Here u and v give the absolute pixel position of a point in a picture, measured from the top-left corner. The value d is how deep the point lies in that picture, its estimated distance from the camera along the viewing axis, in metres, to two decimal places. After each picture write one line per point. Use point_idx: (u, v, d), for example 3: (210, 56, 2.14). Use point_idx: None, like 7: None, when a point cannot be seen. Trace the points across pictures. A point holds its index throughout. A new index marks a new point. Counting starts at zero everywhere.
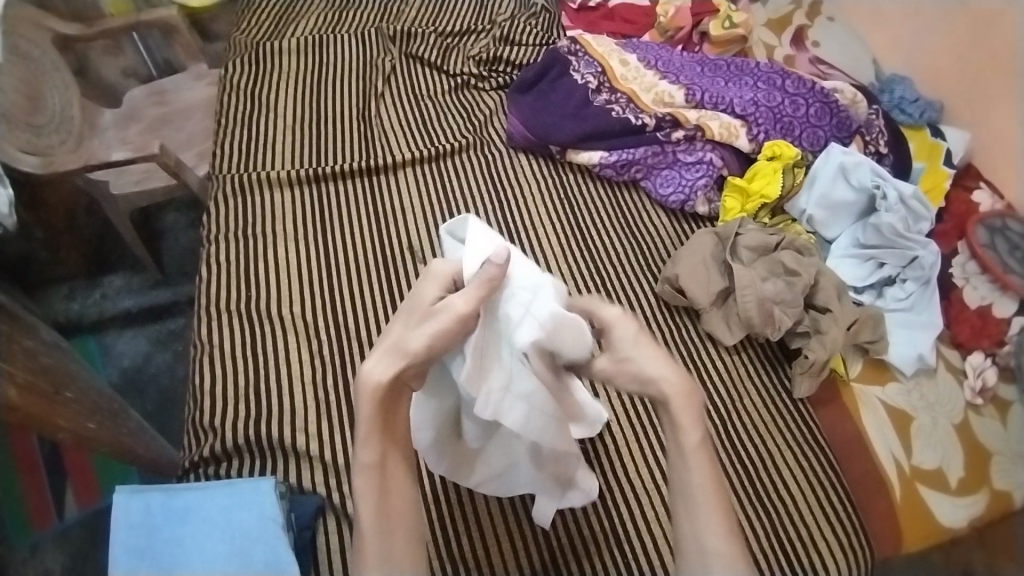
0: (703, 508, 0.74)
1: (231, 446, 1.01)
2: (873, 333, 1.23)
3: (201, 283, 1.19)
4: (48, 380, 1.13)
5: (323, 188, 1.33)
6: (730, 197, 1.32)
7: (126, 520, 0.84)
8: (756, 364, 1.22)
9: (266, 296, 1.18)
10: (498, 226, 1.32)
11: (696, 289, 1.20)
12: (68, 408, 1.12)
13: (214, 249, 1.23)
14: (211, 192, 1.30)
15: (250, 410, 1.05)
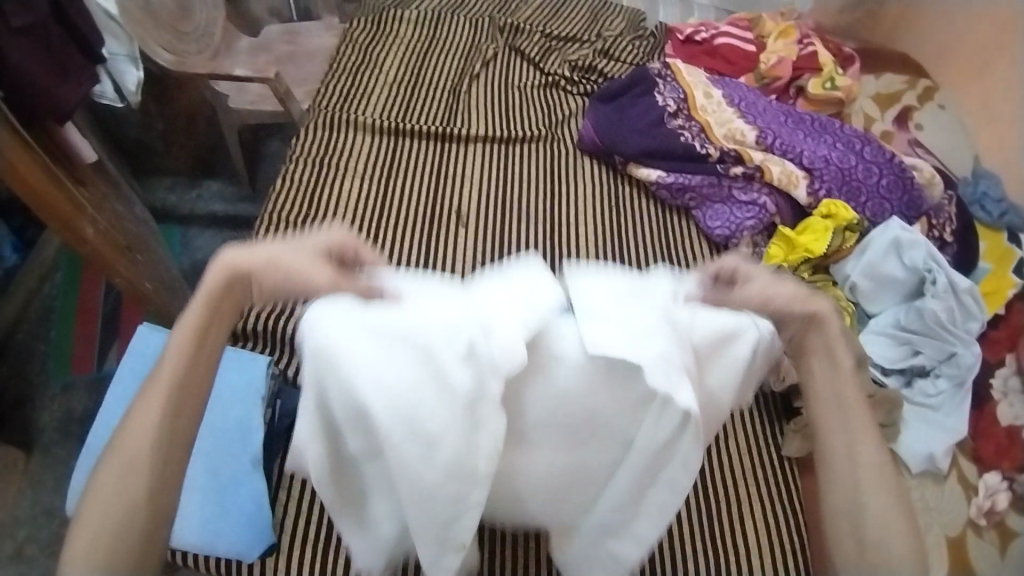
0: (874, 494, 0.66)
1: (249, 328, 1.12)
2: (887, 415, 1.17)
3: (272, 192, 1.32)
4: (121, 241, 1.29)
5: (400, 142, 1.44)
6: (776, 245, 1.31)
7: (140, 349, 0.94)
8: (755, 412, 1.20)
9: (322, 218, 1.30)
10: (545, 216, 1.39)
11: None
12: (130, 268, 1.28)
13: (292, 167, 1.36)
14: (305, 121, 1.45)
15: (273, 306, 1.16)
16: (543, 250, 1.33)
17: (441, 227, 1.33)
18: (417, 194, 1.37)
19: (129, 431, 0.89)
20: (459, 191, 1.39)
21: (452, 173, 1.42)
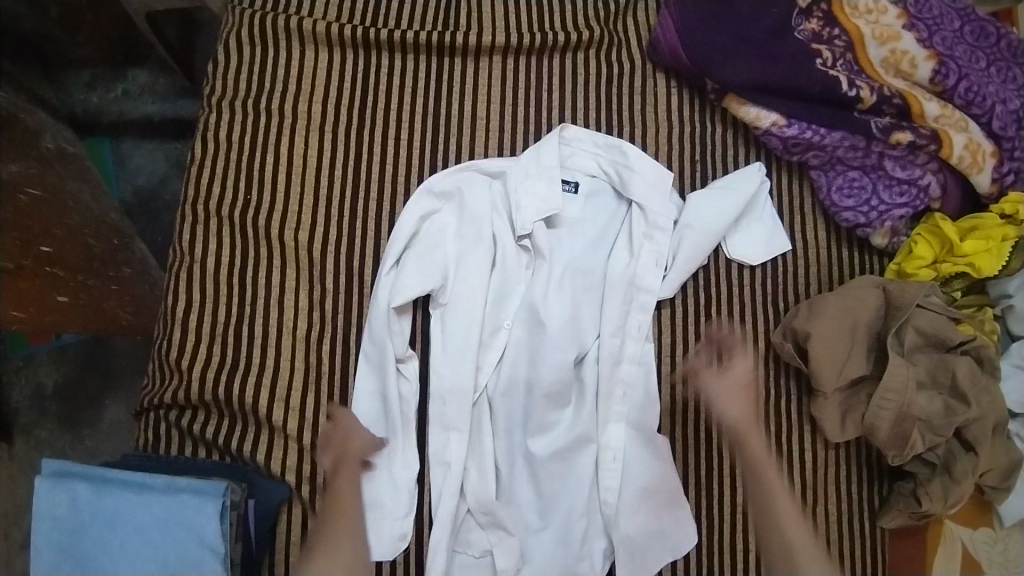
0: (791, 524, 0.77)
1: (198, 399, 0.85)
2: (1000, 481, 0.93)
3: (191, 167, 0.90)
4: (10, 254, 0.98)
5: (371, 58, 0.94)
6: (920, 238, 0.93)
7: (51, 511, 0.72)
8: (851, 468, 0.94)
9: (269, 208, 0.89)
10: (601, 176, 0.91)
11: (825, 366, 0.87)
12: (40, 282, 1.00)
13: (213, 120, 0.91)
14: (225, 31, 0.94)
15: (219, 362, 0.86)
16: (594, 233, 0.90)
17: (440, 210, 0.88)
18: (400, 155, 0.91)
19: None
20: (466, 145, 0.92)
21: (453, 112, 0.93)
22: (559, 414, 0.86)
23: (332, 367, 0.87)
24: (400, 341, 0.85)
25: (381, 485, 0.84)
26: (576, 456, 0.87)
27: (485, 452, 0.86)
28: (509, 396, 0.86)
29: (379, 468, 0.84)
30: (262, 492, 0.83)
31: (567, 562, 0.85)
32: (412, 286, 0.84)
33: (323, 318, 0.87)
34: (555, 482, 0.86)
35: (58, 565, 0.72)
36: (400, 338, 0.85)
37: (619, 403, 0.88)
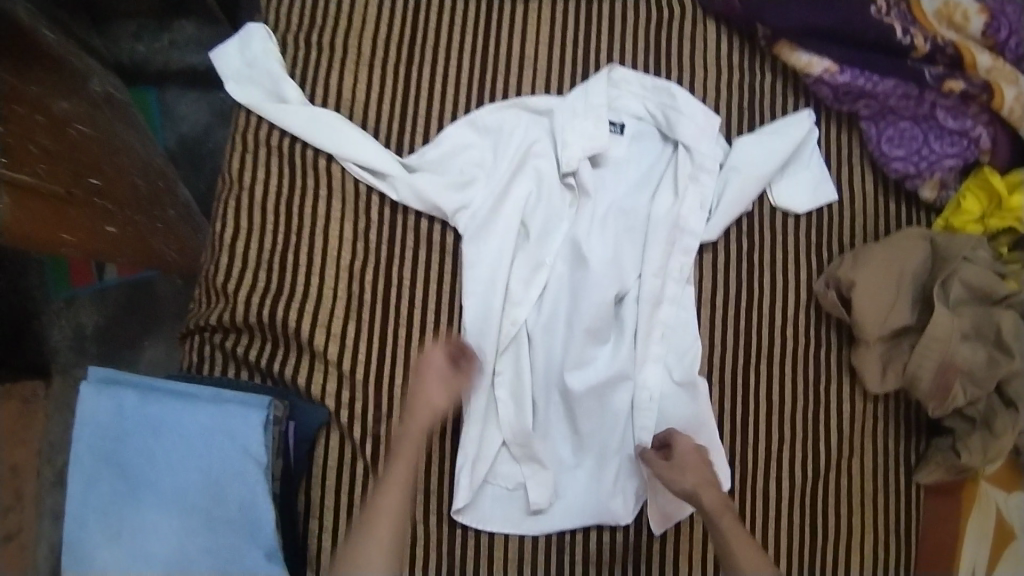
0: None
1: (242, 322, 0.86)
2: None
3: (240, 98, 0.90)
4: (61, 179, 0.96)
5: None
6: (969, 193, 0.91)
7: (97, 417, 0.73)
8: (889, 422, 0.93)
9: None
10: (649, 118, 0.91)
11: (868, 313, 0.86)
12: (87, 211, 1.00)
13: None
14: None
15: (263, 287, 0.87)
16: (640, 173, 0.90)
17: (486, 147, 0.88)
18: (447, 91, 0.90)
19: (107, 525, 0.72)
20: (515, 84, 0.91)
21: (502, 51, 0.91)
22: (597, 350, 0.86)
23: (372, 299, 0.87)
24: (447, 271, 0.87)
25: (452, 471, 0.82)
26: (612, 393, 0.87)
27: (520, 385, 0.86)
28: (548, 330, 0.86)
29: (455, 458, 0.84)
30: (301, 413, 0.85)
31: (602, 498, 0.86)
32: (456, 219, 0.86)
33: (364, 250, 0.87)
34: (592, 420, 0.86)
35: (103, 470, 0.73)
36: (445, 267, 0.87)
37: (659, 344, 0.87)
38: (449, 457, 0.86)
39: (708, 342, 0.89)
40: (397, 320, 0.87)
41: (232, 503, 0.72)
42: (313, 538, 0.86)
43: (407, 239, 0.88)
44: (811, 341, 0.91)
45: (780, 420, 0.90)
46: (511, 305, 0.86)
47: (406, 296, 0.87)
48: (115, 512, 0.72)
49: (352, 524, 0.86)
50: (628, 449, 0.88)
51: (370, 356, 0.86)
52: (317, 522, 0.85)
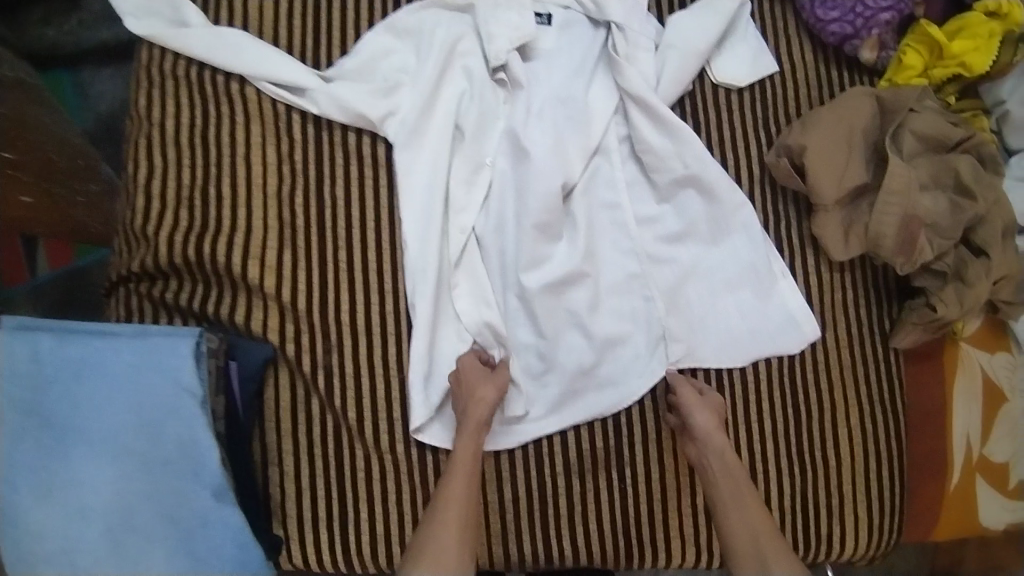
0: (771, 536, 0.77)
1: (167, 265, 0.80)
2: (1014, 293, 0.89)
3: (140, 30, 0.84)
4: None
5: None
6: (910, 48, 0.89)
7: (7, 367, 0.65)
8: (861, 291, 0.90)
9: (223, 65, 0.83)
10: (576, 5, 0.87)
11: (823, 176, 0.82)
12: None
13: None
14: None
15: (187, 225, 0.80)
16: (573, 61, 0.86)
17: (412, 54, 0.84)
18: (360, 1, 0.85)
19: (30, 486, 0.63)
20: None
21: None
22: (551, 246, 0.82)
23: (306, 224, 0.81)
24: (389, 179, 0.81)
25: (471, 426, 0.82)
26: (571, 290, 0.82)
27: (473, 293, 0.82)
28: (500, 233, 0.83)
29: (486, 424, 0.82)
30: (243, 351, 0.79)
31: (569, 397, 0.83)
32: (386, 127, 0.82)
33: (293, 173, 0.82)
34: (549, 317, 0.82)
35: (16, 428, 0.64)
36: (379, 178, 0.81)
37: (610, 234, 0.85)
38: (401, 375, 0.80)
39: (662, 228, 0.85)
40: (336, 243, 0.81)
41: (170, 442, 0.64)
42: (274, 488, 0.79)
43: (336, 157, 0.83)
44: (770, 214, 0.88)
45: (747, 298, 0.86)
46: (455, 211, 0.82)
47: (341, 216, 0.82)
48: (35, 473, 0.63)
49: (314, 465, 0.79)
50: (592, 347, 0.83)
51: (312, 283, 0.80)
52: (276, 469, 0.79)
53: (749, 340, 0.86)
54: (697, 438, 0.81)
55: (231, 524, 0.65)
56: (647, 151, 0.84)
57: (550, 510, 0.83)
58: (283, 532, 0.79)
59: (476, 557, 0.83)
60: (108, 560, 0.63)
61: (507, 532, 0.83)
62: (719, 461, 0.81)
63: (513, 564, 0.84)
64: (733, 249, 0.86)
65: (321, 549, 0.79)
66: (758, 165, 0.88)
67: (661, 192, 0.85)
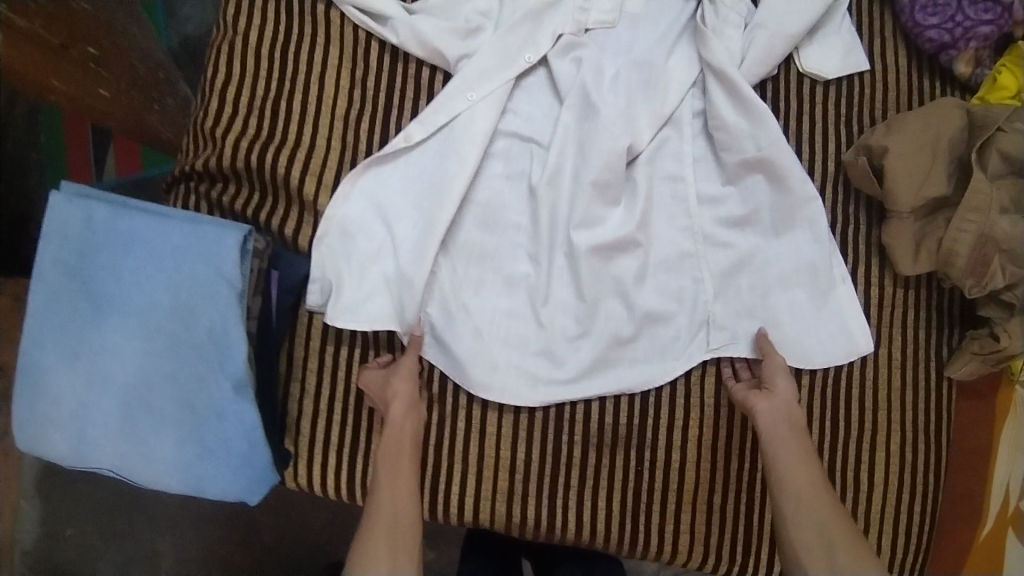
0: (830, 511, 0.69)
1: (228, 167, 0.79)
2: None
3: None
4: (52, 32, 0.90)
5: None
6: (1006, 69, 0.85)
7: (62, 229, 0.66)
8: (919, 313, 0.86)
9: None
10: None
11: (900, 180, 0.79)
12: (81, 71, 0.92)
13: None
14: None
15: (254, 132, 0.80)
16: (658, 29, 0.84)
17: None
18: None
19: (62, 347, 0.64)
20: None
21: None
22: (608, 209, 0.80)
23: (367, 150, 0.81)
24: (451, 112, 0.79)
25: (500, 375, 0.79)
26: (622, 257, 0.80)
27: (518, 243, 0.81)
28: (555, 187, 0.80)
29: (512, 378, 0.79)
30: (287, 265, 0.78)
31: (599, 367, 0.80)
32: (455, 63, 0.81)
33: (362, 97, 0.82)
34: (598, 278, 0.80)
35: (64, 289, 0.65)
36: (442, 109, 0.79)
37: (668, 207, 0.83)
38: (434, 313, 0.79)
39: (724, 209, 0.82)
40: None
41: (202, 327, 0.64)
42: (293, 402, 0.78)
43: (406, 88, 0.82)
44: (841, 218, 0.85)
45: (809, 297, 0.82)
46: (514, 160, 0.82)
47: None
48: (73, 334, 0.64)
49: (336, 388, 0.78)
50: (635, 317, 0.80)
51: (364, 206, 0.79)
52: (297, 385, 0.78)
53: (796, 338, 0.82)
54: (772, 393, 0.76)
55: (245, 420, 0.65)
56: (720, 128, 0.81)
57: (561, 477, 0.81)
58: (293, 447, 0.79)
59: (478, 513, 0.81)
60: (123, 431, 0.64)
61: (515, 493, 0.81)
62: (784, 419, 0.74)
63: (514, 528, 0.82)
64: (796, 240, 0.81)
65: (328, 473, 0.79)
66: (835, 164, 0.85)
67: (729, 169, 0.82)
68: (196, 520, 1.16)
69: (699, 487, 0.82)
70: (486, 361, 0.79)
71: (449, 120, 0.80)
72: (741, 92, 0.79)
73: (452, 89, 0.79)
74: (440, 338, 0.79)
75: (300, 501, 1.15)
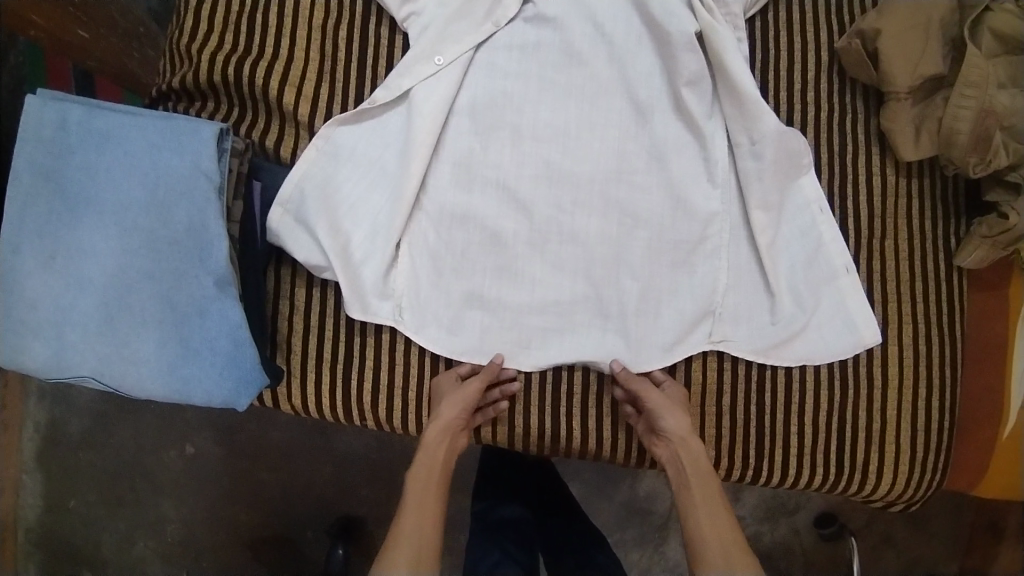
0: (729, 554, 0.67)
1: (206, 83, 0.78)
2: None
3: None
4: None
5: None
6: None
7: (33, 129, 0.63)
8: (926, 202, 0.83)
9: None
10: None
11: (896, 61, 0.77)
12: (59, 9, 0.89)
13: None
14: None
15: (232, 47, 0.78)
16: None
17: None
18: None
19: (41, 246, 0.62)
20: None
21: None
22: (596, 105, 0.76)
23: (346, 59, 0.78)
24: (418, 75, 0.75)
25: (507, 300, 0.76)
26: (617, 152, 0.76)
27: (515, 154, 0.76)
28: (541, 86, 0.76)
29: (518, 303, 0.76)
30: (268, 175, 0.76)
31: (596, 295, 0.76)
32: None
33: (337, 5, 0.79)
34: (564, 249, 0.76)
35: (38, 189, 0.63)
36: (417, 28, 0.76)
37: (663, 126, 0.76)
38: (433, 239, 0.76)
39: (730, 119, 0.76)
40: (373, 81, 0.79)
41: (179, 221, 0.62)
42: (283, 320, 0.75)
43: None
44: (838, 107, 0.82)
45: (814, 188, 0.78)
46: (484, 127, 0.76)
47: (384, 55, 0.79)
48: (51, 234, 0.62)
49: (324, 303, 0.75)
50: (606, 287, 0.76)
51: (353, 128, 0.76)
52: (286, 302, 0.76)
53: (810, 255, 0.77)
54: (667, 439, 0.73)
55: (228, 318, 0.62)
56: (697, 82, 0.75)
57: (564, 388, 0.77)
58: (287, 365, 0.76)
59: (481, 427, 0.79)
60: (106, 333, 0.62)
61: (516, 401, 0.77)
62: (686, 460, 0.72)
63: (519, 440, 0.80)
64: (773, 186, 0.75)
65: (323, 391, 0.76)
66: (830, 54, 0.83)
67: (709, 127, 0.76)
68: (201, 479, 1.15)
69: (709, 392, 0.78)
70: (489, 290, 0.75)
71: (416, 84, 0.75)
72: (725, 44, 0.73)
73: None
74: (445, 267, 0.76)
75: (305, 451, 1.14)
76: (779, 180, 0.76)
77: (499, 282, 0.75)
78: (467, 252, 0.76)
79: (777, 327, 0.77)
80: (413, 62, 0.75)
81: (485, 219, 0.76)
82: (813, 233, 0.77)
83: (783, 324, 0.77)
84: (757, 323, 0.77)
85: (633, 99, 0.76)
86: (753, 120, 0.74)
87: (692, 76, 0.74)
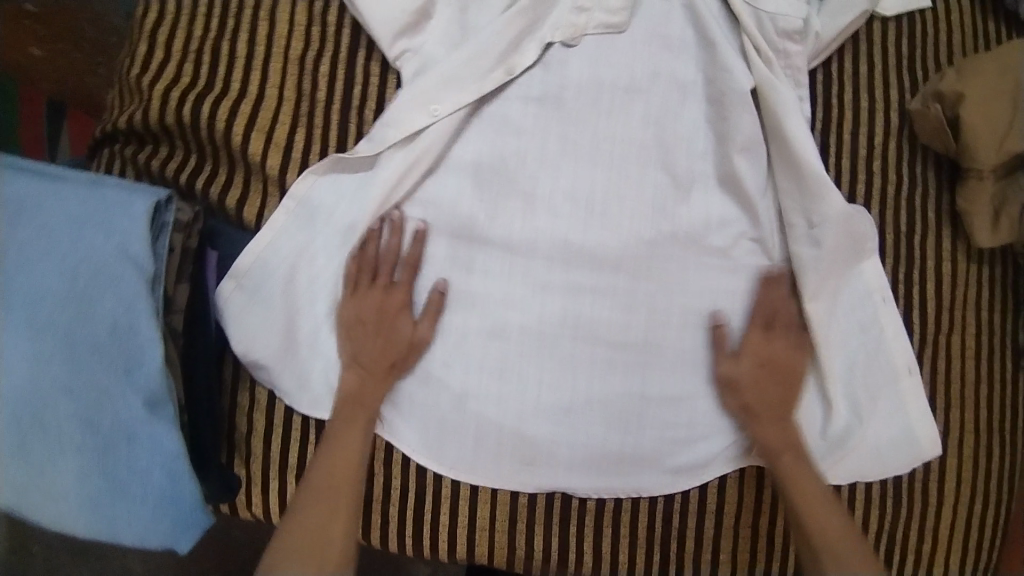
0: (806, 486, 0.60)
1: (157, 125, 0.64)
2: None
3: None
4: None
5: None
6: None
7: None
8: (996, 293, 0.72)
9: None
10: None
11: (979, 134, 0.65)
12: None
13: None
14: None
15: (191, 81, 0.65)
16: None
17: None
18: None
19: None
20: None
21: None
22: (625, 174, 0.64)
23: (326, 101, 0.65)
24: (411, 129, 0.63)
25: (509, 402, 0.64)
26: (647, 230, 0.64)
27: (525, 230, 0.64)
28: (562, 147, 0.64)
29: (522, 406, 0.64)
30: (229, 243, 0.65)
31: (616, 402, 0.64)
32: (421, 35, 0.64)
33: (320, 36, 0.66)
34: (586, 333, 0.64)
35: None
36: (414, 70, 0.64)
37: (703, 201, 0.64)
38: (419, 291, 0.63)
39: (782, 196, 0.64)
40: (359, 128, 0.65)
41: (102, 322, 0.50)
42: (242, 417, 0.64)
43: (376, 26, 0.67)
44: (905, 180, 0.70)
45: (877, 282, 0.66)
46: (490, 193, 0.64)
47: (373, 96, 0.65)
48: None
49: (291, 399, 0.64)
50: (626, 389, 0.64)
51: (333, 184, 0.64)
52: (248, 396, 0.64)
53: (867, 361, 0.66)
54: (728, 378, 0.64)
55: (162, 447, 0.51)
56: (750, 149, 0.63)
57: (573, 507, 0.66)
58: (245, 472, 0.64)
59: (471, 547, 0.67)
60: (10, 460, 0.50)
61: (514, 519, 0.66)
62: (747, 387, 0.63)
63: (517, 562, 0.68)
64: (830, 277, 0.63)
65: (288, 503, 0.64)
66: (898, 114, 0.71)
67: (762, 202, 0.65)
68: None
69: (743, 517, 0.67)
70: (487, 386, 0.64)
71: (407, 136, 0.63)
72: (783, 108, 0.62)
73: (429, 37, 0.64)
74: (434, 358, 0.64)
75: None
76: (836, 272, 0.64)
77: (502, 381, 0.64)
78: (464, 342, 0.64)
79: (825, 443, 0.66)
80: (404, 111, 0.62)
81: (486, 305, 0.64)
82: (874, 333, 0.66)
83: (834, 442, 0.66)
84: (804, 435, 0.67)
85: (669, 167, 0.64)
86: (814, 198, 0.62)
87: (746, 143, 0.63)
